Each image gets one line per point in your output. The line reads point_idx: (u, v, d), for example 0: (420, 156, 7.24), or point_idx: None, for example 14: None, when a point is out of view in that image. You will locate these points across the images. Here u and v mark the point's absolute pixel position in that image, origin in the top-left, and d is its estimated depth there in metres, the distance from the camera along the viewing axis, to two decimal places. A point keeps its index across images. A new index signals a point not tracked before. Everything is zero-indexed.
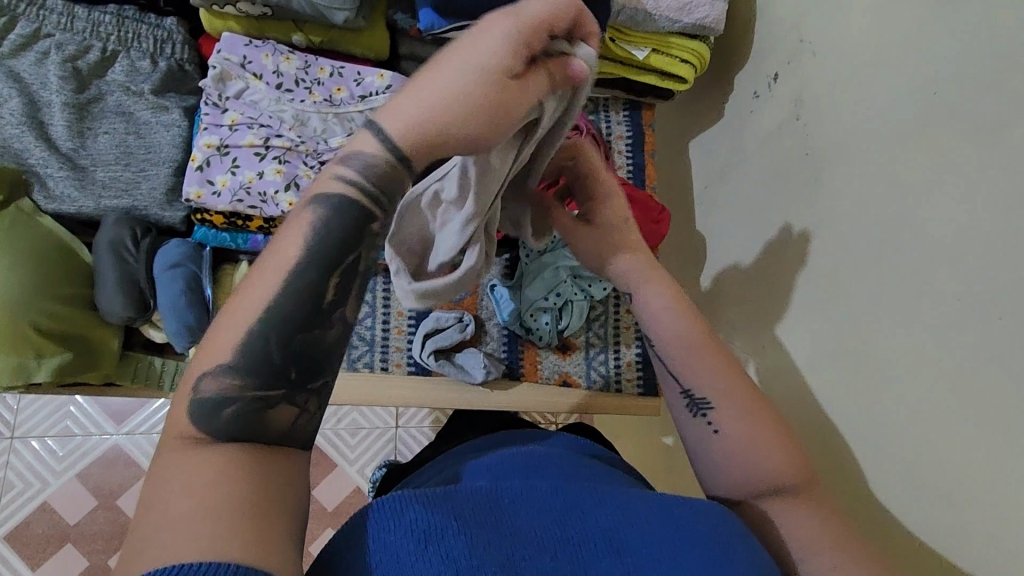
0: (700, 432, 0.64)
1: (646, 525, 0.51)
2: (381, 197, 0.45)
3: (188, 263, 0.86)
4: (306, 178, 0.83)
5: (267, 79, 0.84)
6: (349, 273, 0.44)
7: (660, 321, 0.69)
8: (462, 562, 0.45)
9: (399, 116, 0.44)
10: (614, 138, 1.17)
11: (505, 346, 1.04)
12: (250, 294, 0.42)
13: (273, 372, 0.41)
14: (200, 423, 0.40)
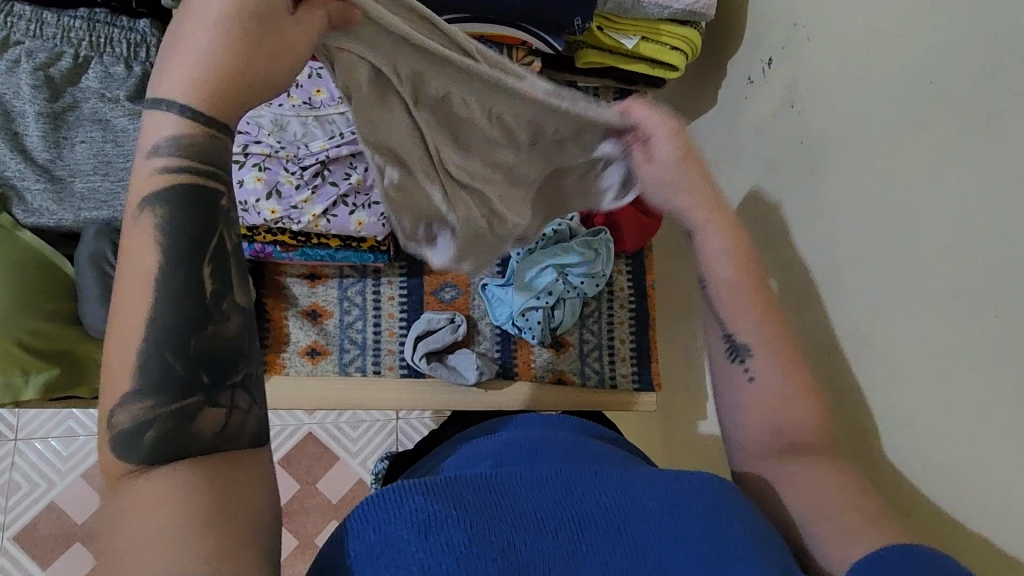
0: (734, 376, 0.64)
1: (646, 502, 0.54)
2: (207, 170, 0.43)
3: None
4: (288, 185, 0.82)
5: None
6: (219, 257, 0.43)
7: (711, 263, 0.67)
8: (462, 549, 0.48)
9: (180, 81, 0.41)
10: None
11: (498, 345, 1.03)
12: (121, 314, 0.41)
13: (180, 383, 0.42)
14: (128, 452, 0.41)
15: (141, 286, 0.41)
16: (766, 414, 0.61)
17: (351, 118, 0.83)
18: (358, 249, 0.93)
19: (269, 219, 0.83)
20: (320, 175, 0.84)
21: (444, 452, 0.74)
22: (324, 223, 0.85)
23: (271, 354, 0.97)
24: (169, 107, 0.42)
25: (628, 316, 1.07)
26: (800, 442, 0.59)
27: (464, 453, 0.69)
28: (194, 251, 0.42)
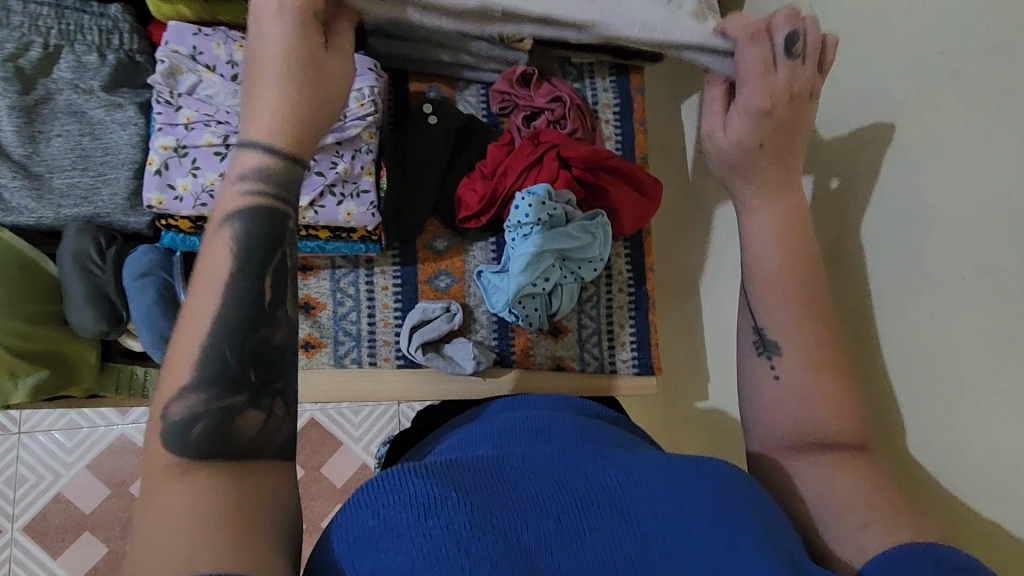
0: (759, 372, 0.61)
1: (652, 485, 0.51)
2: (285, 193, 0.49)
3: (159, 272, 0.83)
4: None
5: (221, 70, 0.78)
6: (280, 273, 0.48)
7: (757, 244, 0.63)
8: (463, 532, 0.47)
9: (262, 129, 0.48)
10: (601, 107, 1.10)
11: (496, 333, 1.02)
12: (192, 316, 0.45)
13: (230, 379, 0.44)
14: (173, 446, 0.42)
15: (213, 287, 0.45)
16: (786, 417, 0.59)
17: None
18: (349, 240, 0.90)
19: None
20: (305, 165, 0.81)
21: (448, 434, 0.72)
22: (311, 215, 0.82)
23: None
24: (255, 147, 0.49)
25: (627, 300, 1.05)
26: (831, 444, 0.56)
27: (467, 436, 0.67)
28: (263, 261, 0.47)
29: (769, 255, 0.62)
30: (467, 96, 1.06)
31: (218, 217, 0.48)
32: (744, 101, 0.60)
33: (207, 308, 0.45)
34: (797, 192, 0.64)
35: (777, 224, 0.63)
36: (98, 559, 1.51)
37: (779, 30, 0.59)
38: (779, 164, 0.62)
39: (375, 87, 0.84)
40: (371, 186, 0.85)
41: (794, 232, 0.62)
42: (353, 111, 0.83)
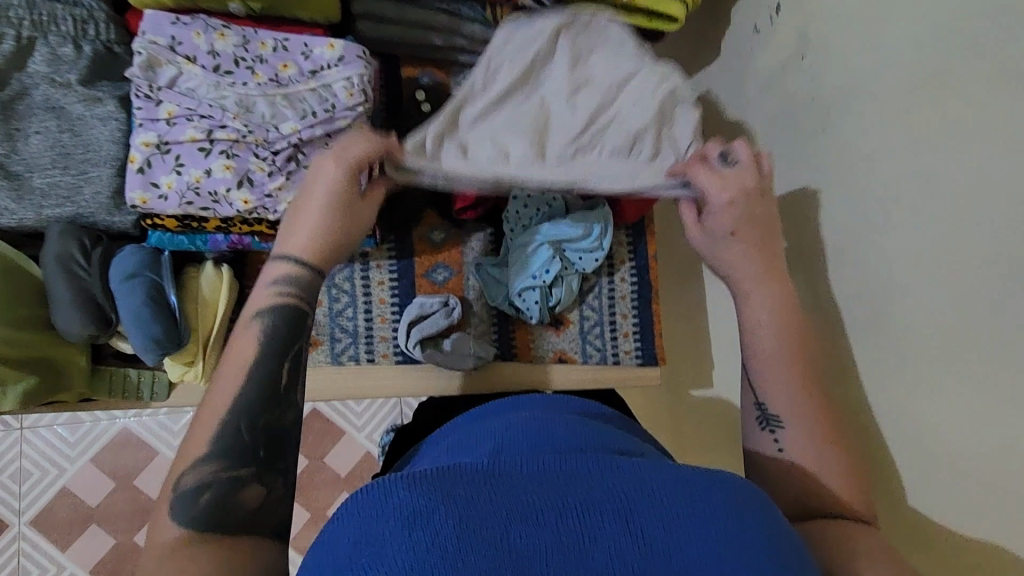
0: (764, 443, 0.68)
1: (658, 495, 0.50)
2: (305, 296, 0.66)
3: (147, 273, 0.80)
4: (259, 172, 0.76)
5: (202, 61, 0.75)
6: (296, 361, 0.63)
7: (763, 326, 0.70)
8: (451, 547, 0.46)
9: (297, 248, 0.67)
10: None
11: (496, 327, 1.00)
12: (217, 392, 0.59)
13: (242, 452, 0.57)
14: (180, 515, 0.53)
15: (241, 359, 0.60)
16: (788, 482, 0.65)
17: (324, 95, 0.78)
18: None
19: (242, 210, 0.76)
20: (293, 160, 0.78)
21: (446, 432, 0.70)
22: None
23: None
24: (288, 260, 0.66)
25: (630, 290, 1.03)
26: (836, 513, 0.62)
27: (466, 434, 0.66)
28: (284, 345, 0.63)
29: (764, 331, 0.70)
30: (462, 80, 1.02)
31: (252, 309, 0.64)
32: (711, 204, 0.76)
33: (233, 381, 0.59)
34: (788, 282, 0.73)
35: (767, 302, 0.71)
36: (107, 551, 1.52)
37: (711, 155, 0.78)
38: (755, 254, 0.73)
39: (364, 75, 0.79)
40: None
41: (781, 314, 0.71)
42: (341, 101, 0.78)
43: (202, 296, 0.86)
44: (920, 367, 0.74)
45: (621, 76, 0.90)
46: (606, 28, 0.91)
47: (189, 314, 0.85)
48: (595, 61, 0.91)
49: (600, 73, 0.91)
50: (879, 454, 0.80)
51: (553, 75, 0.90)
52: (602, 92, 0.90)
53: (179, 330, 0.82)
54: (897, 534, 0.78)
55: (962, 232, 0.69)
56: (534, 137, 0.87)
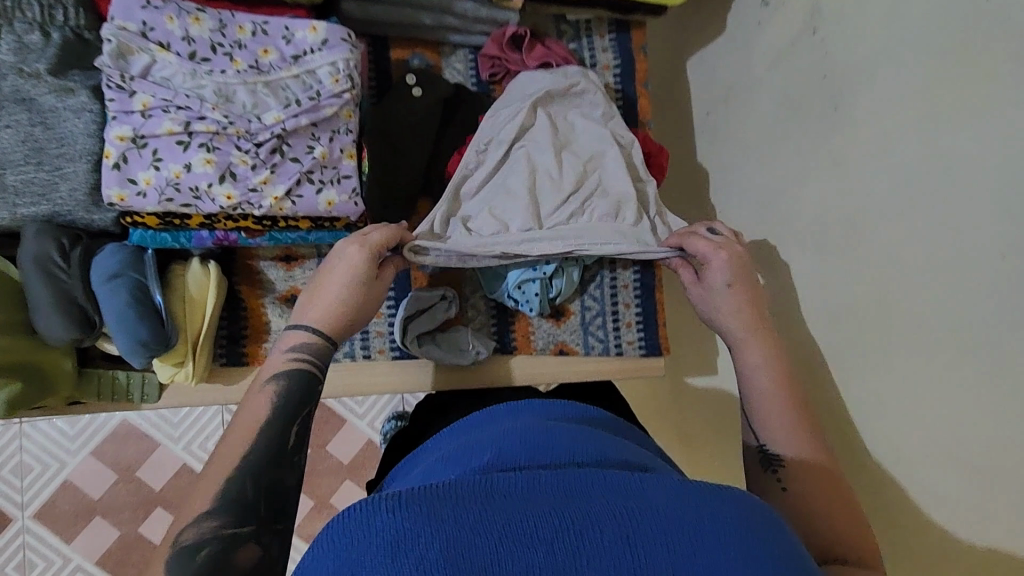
0: (769, 486, 0.72)
1: (658, 513, 0.49)
2: (318, 364, 0.73)
3: (130, 272, 0.77)
4: (242, 166, 0.72)
5: (176, 48, 0.71)
6: (302, 422, 0.69)
7: (759, 375, 0.77)
8: (438, 566, 0.45)
9: (317, 316, 0.74)
10: (600, 69, 1.02)
11: (495, 320, 0.97)
12: (227, 448, 0.64)
13: (242, 511, 0.61)
14: (178, 569, 0.57)
15: (254, 414, 0.67)
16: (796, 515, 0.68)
17: (308, 82, 0.75)
18: (333, 229, 0.83)
19: (226, 206, 0.72)
20: (278, 151, 0.74)
21: (441, 441, 0.72)
22: (289, 206, 0.75)
23: (251, 346, 0.90)
24: (305, 328, 0.74)
25: (632, 279, 1.00)
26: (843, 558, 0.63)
27: (461, 444, 0.66)
28: (294, 409, 0.69)
29: (760, 373, 0.77)
30: (454, 63, 0.98)
31: (269, 370, 0.71)
32: (711, 269, 0.83)
33: (245, 435, 0.65)
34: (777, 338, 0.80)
35: (762, 350, 0.78)
36: (112, 543, 1.52)
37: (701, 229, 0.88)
38: (750, 297, 0.82)
39: (350, 60, 0.76)
40: (354, 170, 0.78)
41: (775, 365, 0.77)
42: (327, 87, 0.75)
43: (188, 294, 0.83)
44: (933, 355, 0.72)
45: (595, 130, 0.94)
46: (585, 95, 0.95)
47: (177, 314, 0.81)
48: (574, 120, 0.94)
49: (581, 141, 0.94)
50: (890, 444, 0.78)
51: (538, 127, 0.92)
52: (581, 146, 0.94)
53: (167, 331, 0.79)
54: (908, 525, 0.77)
55: (980, 217, 0.67)
56: (517, 186, 0.90)
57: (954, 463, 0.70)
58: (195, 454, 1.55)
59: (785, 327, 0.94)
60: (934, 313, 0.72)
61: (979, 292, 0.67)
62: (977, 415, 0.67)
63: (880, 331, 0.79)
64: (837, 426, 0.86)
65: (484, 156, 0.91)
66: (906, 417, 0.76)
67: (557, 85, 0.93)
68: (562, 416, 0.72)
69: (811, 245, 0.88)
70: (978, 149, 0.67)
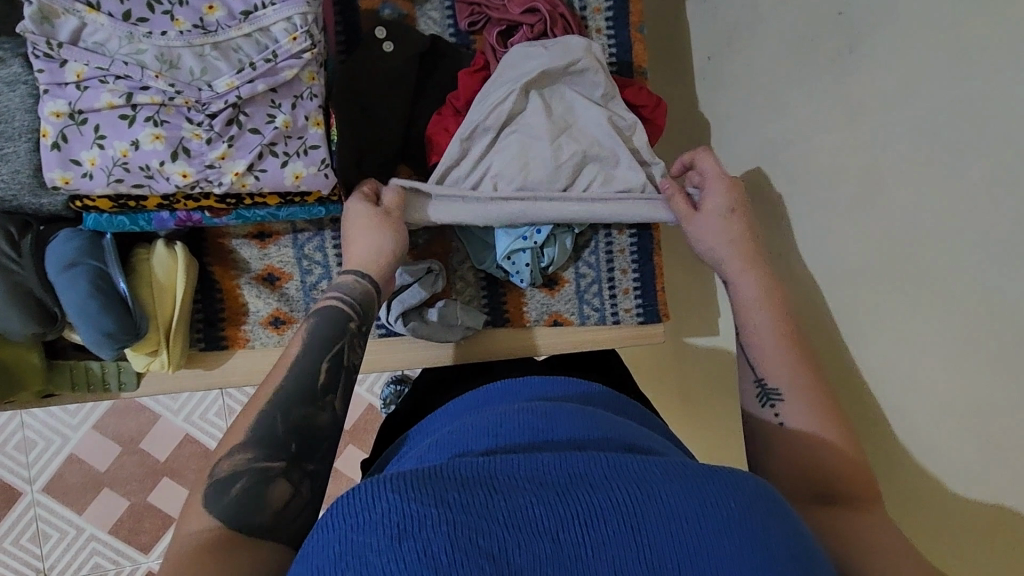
0: (766, 419, 0.72)
1: (665, 499, 0.46)
2: (345, 300, 0.73)
3: (89, 260, 0.72)
4: (196, 140, 0.65)
5: (108, 8, 0.63)
6: (335, 361, 0.70)
7: (749, 302, 0.76)
8: (442, 559, 0.42)
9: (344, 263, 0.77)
10: (590, 13, 0.93)
11: (485, 292, 0.92)
12: (259, 392, 0.66)
13: (276, 448, 0.62)
14: (210, 497, 0.58)
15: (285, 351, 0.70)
16: (796, 472, 0.67)
17: (262, 42, 0.67)
18: (304, 203, 0.77)
19: (182, 186, 0.66)
20: (234, 122, 0.67)
21: (435, 427, 0.69)
22: (252, 181, 0.69)
23: (229, 329, 0.86)
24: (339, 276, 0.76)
25: (629, 244, 0.94)
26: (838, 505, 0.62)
27: (452, 428, 0.62)
28: (323, 343, 0.70)
29: (759, 314, 0.76)
30: (428, 11, 0.89)
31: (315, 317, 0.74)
32: (713, 200, 0.81)
33: (277, 370, 0.68)
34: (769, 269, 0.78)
35: (761, 288, 0.77)
36: (122, 512, 1.52)
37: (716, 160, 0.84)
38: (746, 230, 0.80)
39: (308, 14, 0.68)
40: (321, 139, 0.71)
41: (776, 305, 0.76)
42: (284, 47, 0.67)
43: (158, 279, 0.78)
44: (949, 323, 0.67)
45: (596, 112, 0.84)
46: (586, 72, 0.84)
47: (145, 299, 0.77)
48: (573, 100, 0.85)
49: (581, 121, 0.85)
50: (901, 412, 0.74)
51: (531, 111, 0.83)
52: (580, 132, 0.84)
53: (134, 320, 0.74)
54: (917, 494, 0.74)
55: (998, 177, 0.61)
56: (506, 174, 0.82)
57: (966, 435, 0.67)
58: (210, 435, 1.53)
59: (792, 288, 0.89)
60: (951, 278, 0.66)
61: (1003, 256, 0.61)
62: (985, 388, 0.64)
63: (887, 296, 0.74)
64: (844, 391, 0.82)
65: (470, 145, 0.83)
66: (916, 387, 0.72)
67: (554, 65, 0.82)
68: (562, 394, 0.69)
69: (819, 202, 0.82)
70: (1004, 98, 0.60)
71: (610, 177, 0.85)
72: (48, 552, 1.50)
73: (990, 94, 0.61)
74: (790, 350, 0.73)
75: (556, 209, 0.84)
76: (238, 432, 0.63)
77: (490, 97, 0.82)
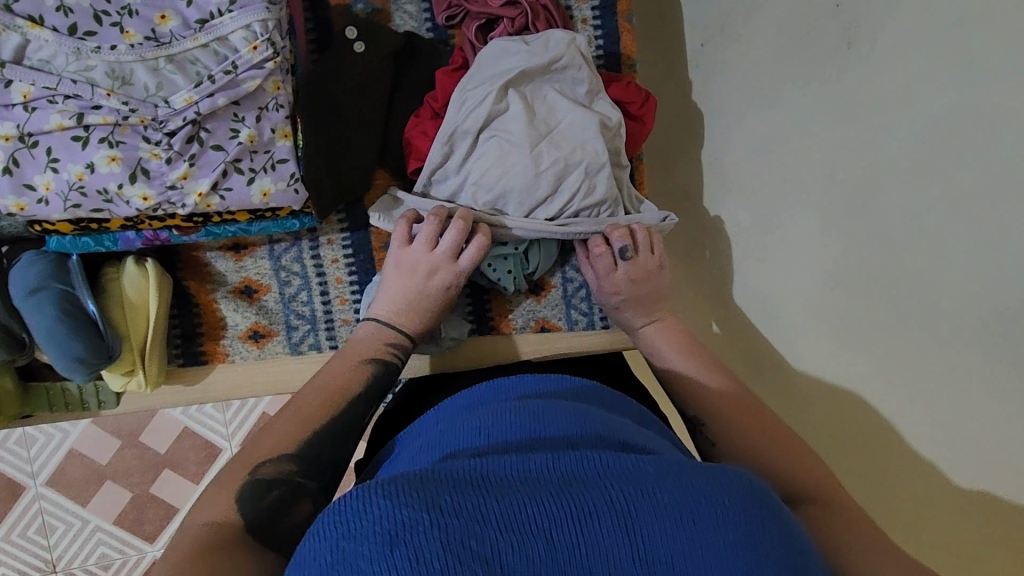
0: (702, 443, 0.72)
1: (660, 496, 0.44)
2: (397, 356, 0.74)
3: (54, 284, 0.70)
4: (154, 160, 0.62)
5: (53, 23, 0.59)
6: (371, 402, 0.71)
7: (660, 349, 0.80)
8: (434, 563, 0.39)
9: (393, 312, 0.75)
10: (575, 2, 0.87)
11: (469, 300, 0.90)
12: (286, 423, 0.64)
13: (313, 467, 0.62)
14: (246, 496, 0.57)
15: (336, 382, 0.69)
16: (734, 455, 0.68)
17: (219, 52, 0.63)
18: (276, 218, 0.74)
19: (143, 209, 0.63)
20: (194, 140, 0.63)
21: (426, 422, 0.66)
22: (217, 201, 0.66)
23: (208, 344, 0.84)
24: (375, 321, 0.75)
25: None
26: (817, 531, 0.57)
27: (444, 429, 0.61)
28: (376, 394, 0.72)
29: (666, 356, 0.79)
30: (403, 5, 0.84)
31: (356, 356, 0.72)
32: (603, 268, 0.82)
33: (329, 402, 0.67)
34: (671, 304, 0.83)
35: (665, 335, 0.81)
36: (125, 506, 1.44)
37: (615, 243, 0.81)
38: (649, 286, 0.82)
39: (268, 20, 0.63)
40: (289, 152, 0.68)
41: (677, 338, 0.80)
42: (244, 57, 0.63)
43: (129, 298, 0.75)
44: (930, 341, 0.63)
45: (579, 114, 0.79)
46: (569, 69, 0.79)
47: (117, 319, 0.74)
48: (555, 100, 0.80)
49: (565, 125, 0.79)
50: (877, 431, 0.71)
51: (511, 112, 0.78)
52: (564, 136, 0.79)
53: (106, 343, 0.72)
54: (890, 512, 0.72)
55: (983, 190, 0.57)
56: (485, 180, 0.79)
57: (946, 458, 0.64)
58: (214, 430, 1.44)
59: (782, 290, 0.85)
60: (938, 293, 0.62)
61: (988, 277, 0.57)
62: (966, 411, 0.61)
63: (869, 308, 0.70)
64: (824, 399, 0.79)
65: (450, 150, 0.80)
66: (893, 404, 0.69)
67: (533, 63, 0.78)
68: (555, 389, 0.67)
69: (808, 203, 0.78)
70: (995, 104, 0.55)
71: (590, 186, 0.80)
72: (55, 543, 1.43)
73: (983, 101, 0.56)
74: (707, 360, 0.77)
75: (532, 223, 0.80)
76: (252, 446, 0.62)
77: (468, 102, 0.78)
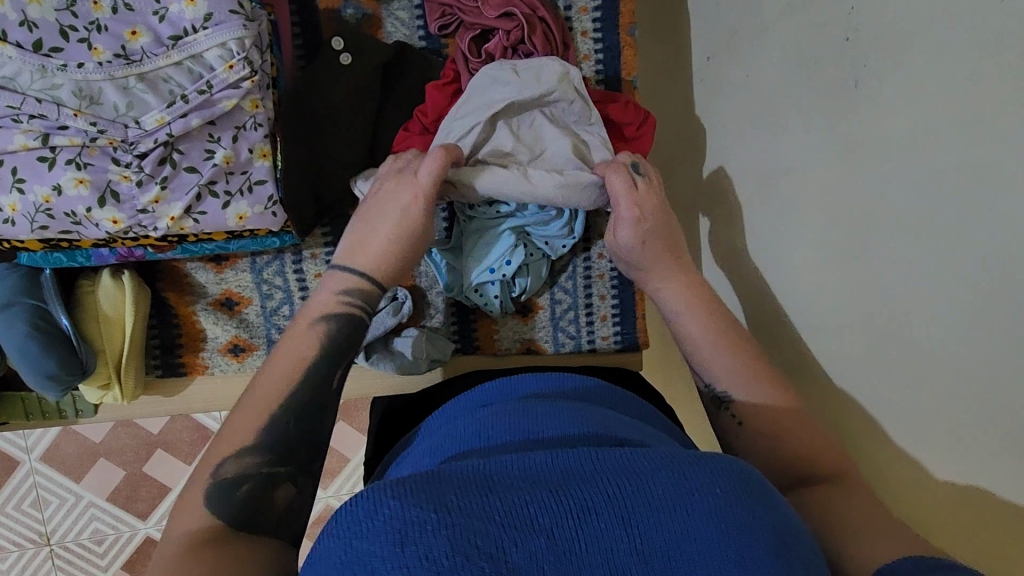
0: (726, 424, 0.69)
1: (656, 489, 0.42)
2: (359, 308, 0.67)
3: (25, 299, 0.69)
4: (124, 183, 0.60)
5: (16, 37, 0.57)
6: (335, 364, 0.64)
7: (681, 318, 0.73)
8: (441, 562, 0.38)
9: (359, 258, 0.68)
10: (575, 13, 0.83)
11: (455, 319, 0.88)
12: (233, 434, 0.58)
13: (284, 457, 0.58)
14: (215, 501, 0.55)
15: (301, 351, 0.63)
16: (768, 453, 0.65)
17: (192, 71, 0.60)
18: (255, 236, 0.72)
19: (114, 231, 0.62)
20: (165, 162, 0.61)
21: (432, 426, 0.65)
22: (191, 224, 0.64)
23: (187, 355, 0.82)
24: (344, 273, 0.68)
25: (609, 269, 0.88)
26: None
27: (446, 432, 0.59)
28: (344, 356, 0.65)
29: (686, 322, 0.73)
30: (395, 10, 0.81)
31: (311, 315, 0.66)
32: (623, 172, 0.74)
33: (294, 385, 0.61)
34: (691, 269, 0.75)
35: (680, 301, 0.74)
36: (118, 484, 1.44)
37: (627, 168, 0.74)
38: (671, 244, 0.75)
39: (244, 38, 0.61)
40: (268, 173, 0.65)
41: (705, 313, 0.73)
42: (219, 76, 0.60)
43: (102, 311, 0.73)
44: (909, 403, 0.61)
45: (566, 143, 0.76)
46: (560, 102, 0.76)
47: (91, 333, 0.73)
48: (544, 126, 0.77)
49: (552, 147, 0.77)
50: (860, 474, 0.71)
51: (496, 144, 0.76)
52: (552, 164, 0.77)
53: (80, 358, 0.71)
54: None
55: (957, 267, 0.55)
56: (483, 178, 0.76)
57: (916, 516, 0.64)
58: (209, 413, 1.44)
59: (772, 321, 0.83)
60: (915, 358, 0.60)
61: (970, 356, 0.54)
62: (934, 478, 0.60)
63: (850, 356, 0.69)
64: None
65: None
66: (874, 455, 0.68)
67: (523, 95, 0.74)
68: (557, 391, 0.66)
69: (798, 239, 0.75)
70: (974, 181, 0.52)
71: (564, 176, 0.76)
72: (50, 517, 1.44)
73: (969, 171, 0.53)
74: (736, 341, 0.71)
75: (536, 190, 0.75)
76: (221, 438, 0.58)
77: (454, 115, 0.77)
